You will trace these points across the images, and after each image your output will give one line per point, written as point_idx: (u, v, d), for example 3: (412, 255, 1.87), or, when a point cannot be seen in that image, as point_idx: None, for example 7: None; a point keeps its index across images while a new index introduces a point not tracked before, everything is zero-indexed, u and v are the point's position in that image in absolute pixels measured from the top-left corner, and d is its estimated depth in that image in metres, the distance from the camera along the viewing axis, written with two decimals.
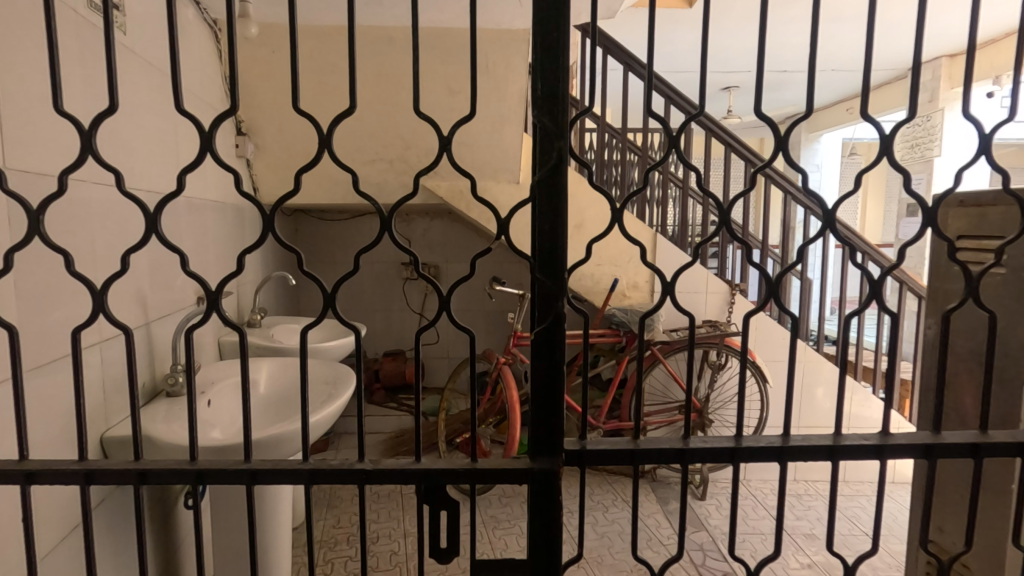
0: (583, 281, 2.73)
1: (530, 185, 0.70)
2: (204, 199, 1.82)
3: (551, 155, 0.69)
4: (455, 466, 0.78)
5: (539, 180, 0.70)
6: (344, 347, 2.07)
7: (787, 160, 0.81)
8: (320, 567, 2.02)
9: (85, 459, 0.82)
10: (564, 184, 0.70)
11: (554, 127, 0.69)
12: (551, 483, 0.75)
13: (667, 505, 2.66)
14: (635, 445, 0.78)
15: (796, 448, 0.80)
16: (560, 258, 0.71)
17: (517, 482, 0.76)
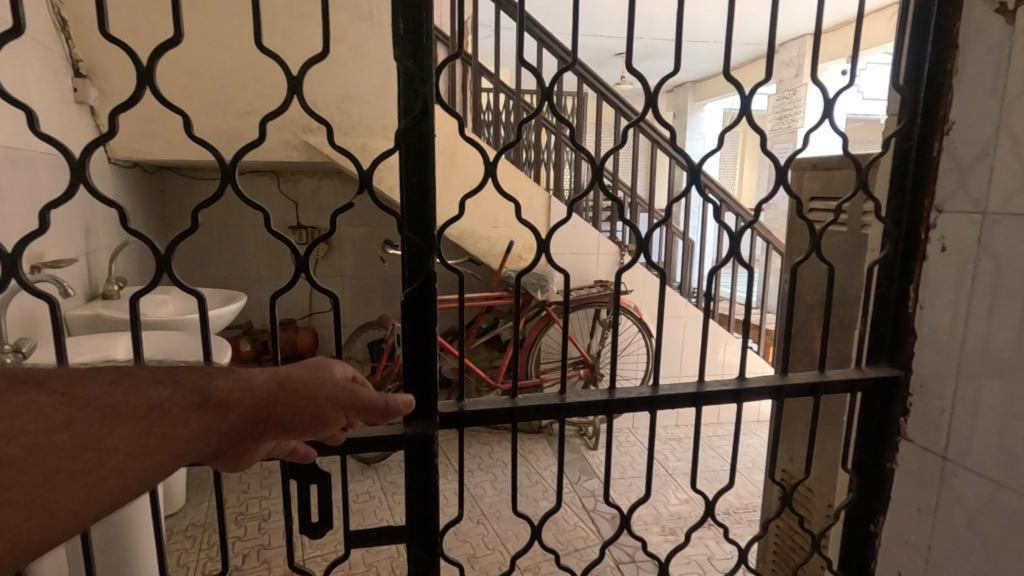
0: (480, 245, 2.70)
1: (394, 135, 0.66)
2: (33, 151, 1.56)
3: (415, 104, 0.66)
4: (323, 440, 0.74)
5: (403, 132, 0.67)
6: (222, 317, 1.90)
7: (655, 115, 0.83)
8: (203, 550, 1.88)
9: None
10: (431, 133, 0.67)
11: (417, 72, 0.65)
12: (427, 449, 0.76)
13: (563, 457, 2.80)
14: (512, 405, 0.79)
15: (663, 400, 0.85)
16: (429, 220, 0.69)
17: (393, 449, 0.75)
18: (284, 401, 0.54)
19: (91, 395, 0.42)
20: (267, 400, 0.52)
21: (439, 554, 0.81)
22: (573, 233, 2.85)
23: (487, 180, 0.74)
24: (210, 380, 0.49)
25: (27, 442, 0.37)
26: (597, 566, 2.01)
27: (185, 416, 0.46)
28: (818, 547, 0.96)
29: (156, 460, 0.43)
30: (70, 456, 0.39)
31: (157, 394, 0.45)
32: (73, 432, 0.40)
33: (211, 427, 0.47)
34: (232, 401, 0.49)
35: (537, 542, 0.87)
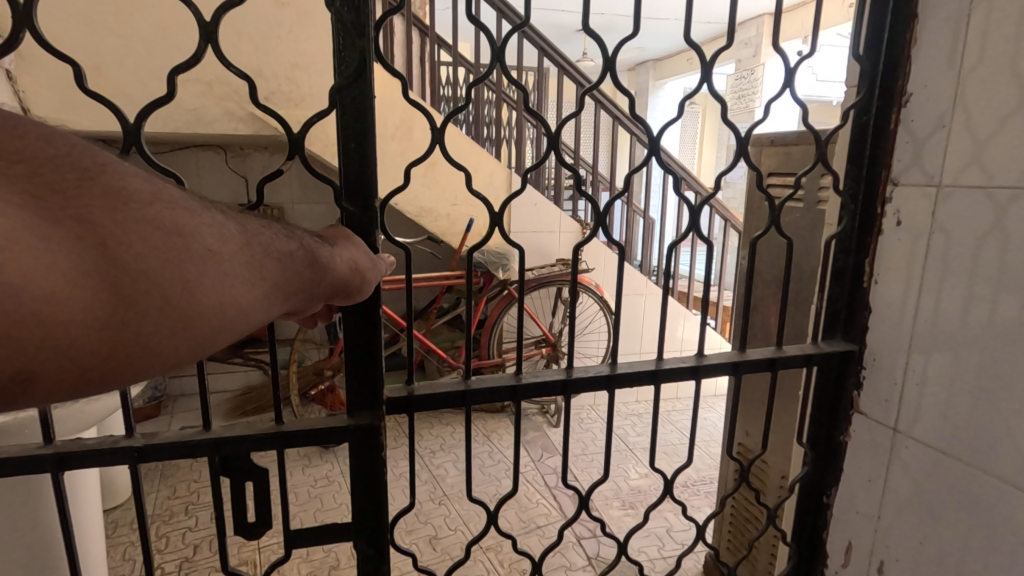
0: (440, 223, 2.64)
1: (330, 93, 0.61)
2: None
3: (354, 60, 0.61)
4: (263, 433, 0.69)
5: (339, 98, 0.62)
6: None
7: (613, 81, 0.79)
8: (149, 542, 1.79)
9: None
10: (371, 93, 0.62)
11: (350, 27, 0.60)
12: (372, 438, 0.72)
13: (526, 435, 2.80)
14: (464, 386, 0.75)
15: (620, 376, 0.82)
16: (370, 194, 0.64)
17: (338, 440, 0.71)
18: (357, 275, 0.60)
19: (253, 231, 0.48)
20: (349, 273, 0.59)
21: (388, 545, 0.78)
22: (536, 211, 2.82)
23: (436, 147, 0.70)
24: (314, 244, 0.55)
25: (227, 250, 0.44)
26: (561, 542, 2.02)
27: (311, 265, 0.52)
28: (773, 520, 0.96)
29: (291, 295, 0.50)
30: (253, 271, 0.45)
31: (288, 243, 0.51)
32: (251, 253, 0.46)
33: (317, 283, 0.54)
34: (330, 266, 0.56)
35: (492, 527, 0.84)
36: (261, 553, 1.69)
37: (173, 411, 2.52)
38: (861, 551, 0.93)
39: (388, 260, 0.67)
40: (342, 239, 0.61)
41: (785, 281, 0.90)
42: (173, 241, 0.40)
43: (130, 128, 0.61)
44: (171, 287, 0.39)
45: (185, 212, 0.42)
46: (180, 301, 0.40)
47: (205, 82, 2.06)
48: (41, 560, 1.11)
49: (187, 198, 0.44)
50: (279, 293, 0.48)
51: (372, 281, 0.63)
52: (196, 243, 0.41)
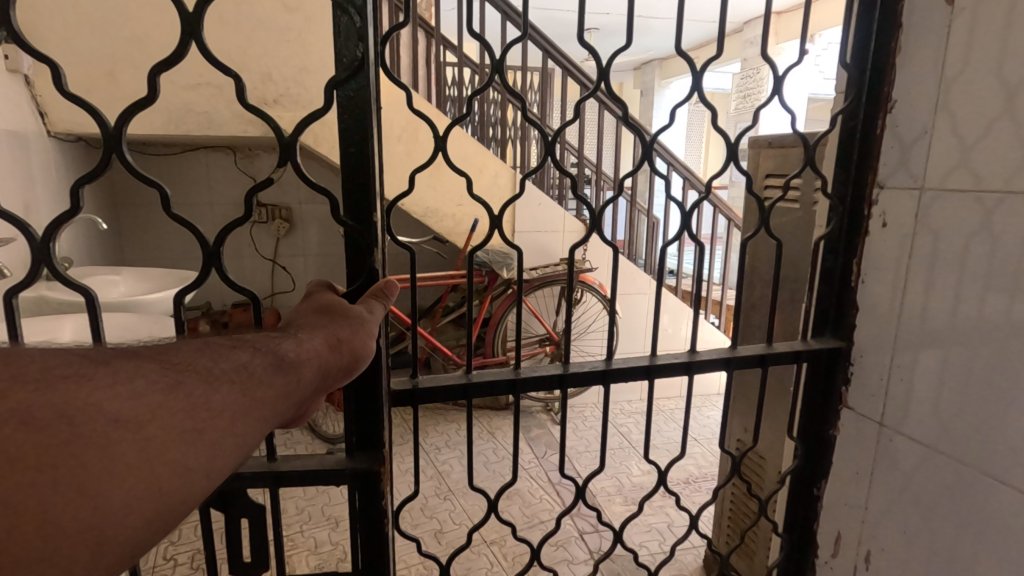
0: (445, 223, 2.68)
1: (328, 93, 0.64)
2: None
3: (352, 63, 0.64)
4: (261, 469, 0.74)
5: (339, 98, 0.66)
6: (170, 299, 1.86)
7: (605, 89, 0.82)
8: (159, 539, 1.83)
9: None
10: (370, 94, 0.66)
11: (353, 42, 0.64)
12: (370, 478, 0.76)
13: (530, 432, 2.85)
14: (466, 380, 0.79)
15: (615, 371, 0.86)
16: (369, 198, 0.68)
17: (338, 479, 0.75)
18: (337, 348, 0.58)
19: (184, 364, 0.43)
20: (326, 352, 0.56)
21: (393, 533, 0.82)
22: (540, 212, 2.85)
23: (438, 154, 0.74)
24: (275, 343, 0.52)
25: (155, 399, 0.39)
26: (561, 536, 2.07)
27: (276, 372, 0.49)
28: (764, 512, 1.00)
29: (270, 408, 0.46)
30: (207, 405, 0.41)
31: (240, 357, 0.47)
32: (191, 391, 0.41)
33: (298, 380, 0.50)
34: (303, 357, 0.53)
35: (493, 514, 0.87)
36: None
37: None
38: (850, 542, 0.96)
39: (364, 313, 0.65)
40: (305, 328, 0.58)
41: (776, 283, 0.93)
42: (57, 427, 0.34)
43: (110, 132, 0.61)
44: (70, 498, 0.33)
45: (75, 382, 0.36)
46: (86, 511, 0.33)
47: (215, 87, 2.11)
48: None
49: (77, 357, 0.38)
50: (246, 417, 0.44)
51: (357, 351, 0.60)
52: (93, 420, 0.35)
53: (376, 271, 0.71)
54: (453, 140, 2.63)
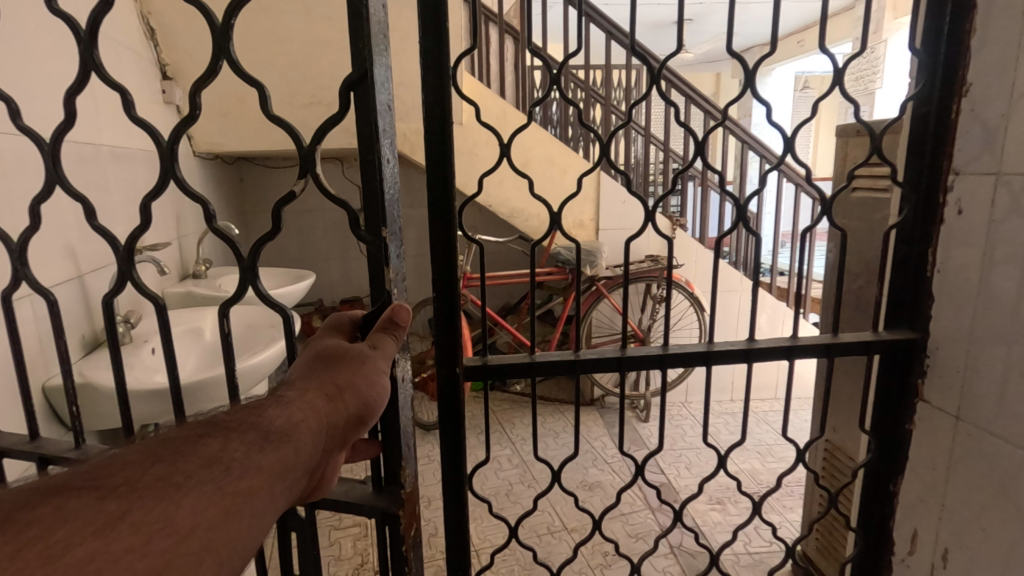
0: (530, 223, 2.79)
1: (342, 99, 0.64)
2: (121, 146, 1.83)
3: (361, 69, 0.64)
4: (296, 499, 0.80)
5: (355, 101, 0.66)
6: (292, 293, 2.25)
7: (657, 91, 0.91)
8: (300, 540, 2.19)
9: (34, 442, 0.91)
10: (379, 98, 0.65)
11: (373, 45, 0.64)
12: (392, 517, 0.78)
13: (614, 429, 2.87)
14: (528, 361, 0.88)
15: (672, 356, 0.90)
16: (379, 206, 0.68)
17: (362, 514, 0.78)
18: (335, 398, 0.61)
19: (141, 485, 0.43)
20: (322, 407, 0.59)
21: (465, 493, 0.93)
22: (625, 209, 2.88)
23: (503, 159, 0.82)
24: (254, 421, 0.53)
25: (88, 549, 0.38)
26: (642, 529, 2.10)
27: (255, 456, 0.50)
28: (833, 505, 1.00)
29: (262, 493, 0.49)
30: (177, 519, 0.42)
31: (211, 453, 0.48)
32: (144, 514, 0.41)
33: (285, 451, 0.52)
34: (288, 425, 0.54)
35: (554, 486, 0.95)
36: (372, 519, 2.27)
37: None
38: (927, 540, 0.93)
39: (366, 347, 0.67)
40: (293, 395, 0.59)
41: (843, 273, 0.91)
42: None
43: (165, 149, 0.69)
44: None
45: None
46: None
47: (324, 106, 2.38)
48: None
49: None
50: (229, 514, 0.45)
51: (355, 401, 0.62)
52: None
53: (394, 286, 0.71)
54: (520, 140, 2.69)
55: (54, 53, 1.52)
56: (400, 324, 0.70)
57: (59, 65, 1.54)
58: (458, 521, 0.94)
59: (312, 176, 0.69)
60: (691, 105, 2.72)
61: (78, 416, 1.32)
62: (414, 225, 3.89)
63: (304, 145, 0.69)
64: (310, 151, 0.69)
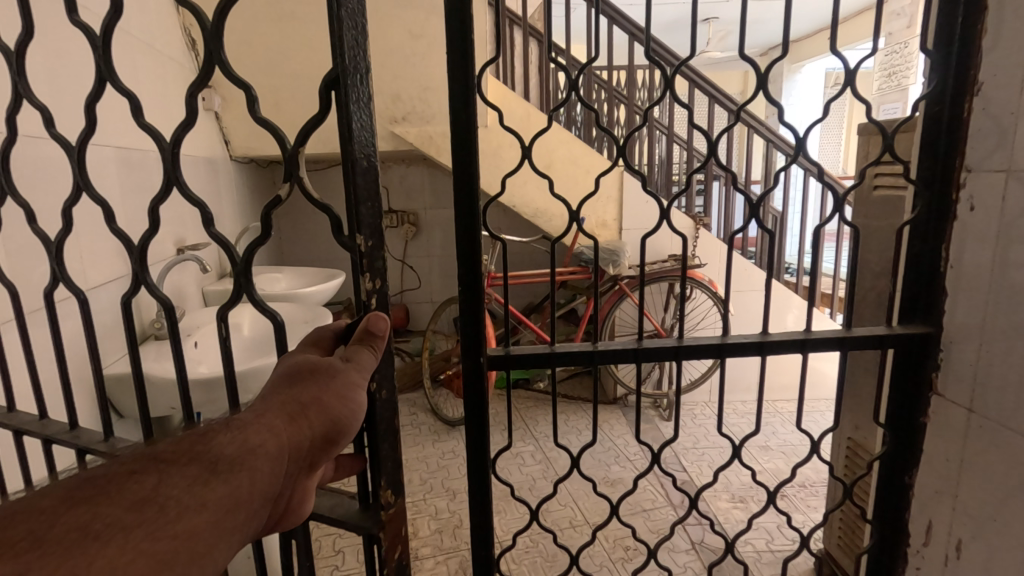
0: (554, 222, 2.84)
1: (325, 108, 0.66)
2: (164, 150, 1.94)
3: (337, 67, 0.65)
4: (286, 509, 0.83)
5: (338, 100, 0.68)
6: (324, 292, 2.37)
7: (674, 94, 0.96)
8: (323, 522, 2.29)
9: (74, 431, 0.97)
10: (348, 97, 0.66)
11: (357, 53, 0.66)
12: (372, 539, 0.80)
13: (636, 427, 2.89)
14: (549, 351, 0.93)
15: (686, 348, 0.94)
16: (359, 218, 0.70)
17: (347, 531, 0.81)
18: (299, 420, 0.60)
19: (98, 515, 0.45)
20: (289, 426, 0.60)
21: (489, 478, 0.98)
22: (648, 209, 2.91)
23: (525, 161, 0.86)
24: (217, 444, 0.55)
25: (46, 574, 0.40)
26: (665, 525, 2.12)
27: (215, 481, 0.52)
28: (849, 497, 1.02)
29: (222, 517, 0.50)
30: (133, 547, 0.44)
31: (168, 481, 0.50)
32: (99, 543, 0.43)
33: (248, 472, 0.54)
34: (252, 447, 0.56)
35: (573, 472, 0.99)
36: None
37: None
38: (941, 532, 0.95)
39: (337, 361, 0.67)
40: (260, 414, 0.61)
41: (854, 270, 0.95)
42: None
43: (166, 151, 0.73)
44: None
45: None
46: None
47: None
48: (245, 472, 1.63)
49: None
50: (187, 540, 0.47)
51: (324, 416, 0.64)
52: None
53: (375, 292, 0.73)
54: (539, 144, 2.73)
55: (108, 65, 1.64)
56: (377, 334, 0.70)
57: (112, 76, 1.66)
58: (482, 506, 0.98)
59: (296, 183, 0.72)
60: (714, 104, 2.73)
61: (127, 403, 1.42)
62: (440, 225, 3.98)
63: (290, 151, 0.71)
64: (296, 156, 0.71)
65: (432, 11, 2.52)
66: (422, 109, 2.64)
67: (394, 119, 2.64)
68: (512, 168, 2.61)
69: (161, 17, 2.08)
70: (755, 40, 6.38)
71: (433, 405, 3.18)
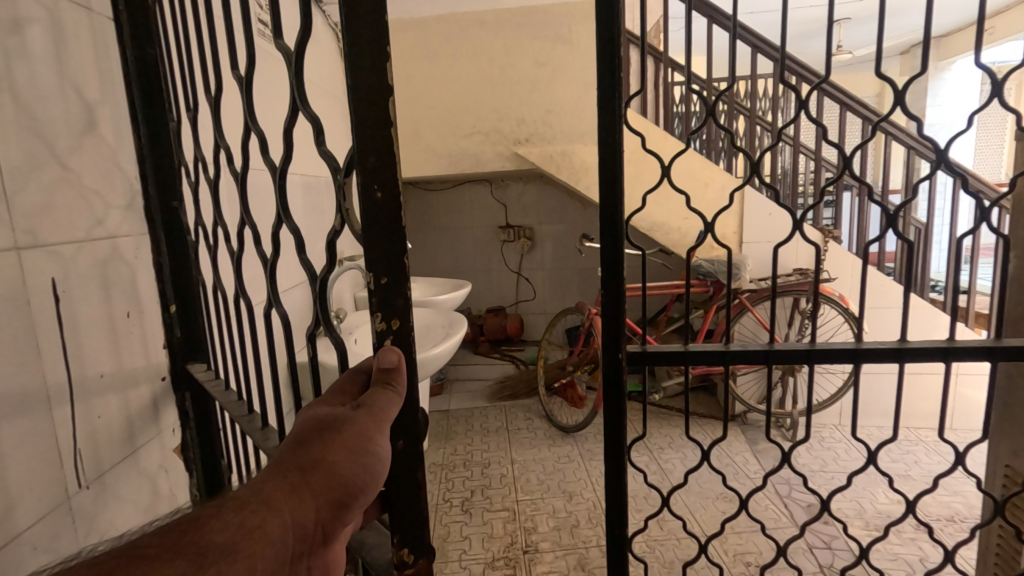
0: (671, 234, 2.90)
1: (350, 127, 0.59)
2: (330, 176, 2.27)
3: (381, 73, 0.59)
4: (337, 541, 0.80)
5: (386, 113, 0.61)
6: (455, 299, 2.61)
7: (806, 112, 1.02)
8: (441, 504, 2.53)
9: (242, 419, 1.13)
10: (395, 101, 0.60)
11: (379, 77, 0.59)
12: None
13: (756, 445, 2.82)
14: (683, 349, 1.02)
15: (816, 352, 0.99)
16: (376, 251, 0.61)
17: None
18: (301, 490, 0.55)
19: None
20: (295, 491, 0.55)
21: (625, 465, 1.08)
22: (770, 222, 2.86)
23: (664, 178, 0.97)
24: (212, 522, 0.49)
25: None
26: (791, 544, 2.07)
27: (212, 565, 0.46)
28: (1001, 514, 0.99)
29: None
30: None
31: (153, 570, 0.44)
32: None
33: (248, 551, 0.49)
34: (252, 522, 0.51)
35: (702, 464, 1.06)
36: (518, 504, 2.50)
37: (453, 391, 3.80)
38: None
39: (348, 410, 0.61)
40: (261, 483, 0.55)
41: (1006, 281, 0.94)
42: None
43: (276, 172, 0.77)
44: None
45: None
46: None
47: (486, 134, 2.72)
48: None
49: None
50: None
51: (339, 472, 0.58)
52: None
53: (384, 332, 0.64)
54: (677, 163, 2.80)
55: (297, 106, 2.00)
56: (392, 374, 0.63)
57: (301, 114, 2.03)
58: (618, 491, 1.08)
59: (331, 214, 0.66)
60: (845, 111, 2.64)
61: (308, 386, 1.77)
62: (555, 239, 4.15)
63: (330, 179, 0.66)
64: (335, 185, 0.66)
65: (557, 38, 2.70)
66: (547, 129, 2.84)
67: (519, 141, 2.84)
68: (631, 183, 2.71)
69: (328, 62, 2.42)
70: (894, 38, 5.90)
71: (548, 412, 3.32)
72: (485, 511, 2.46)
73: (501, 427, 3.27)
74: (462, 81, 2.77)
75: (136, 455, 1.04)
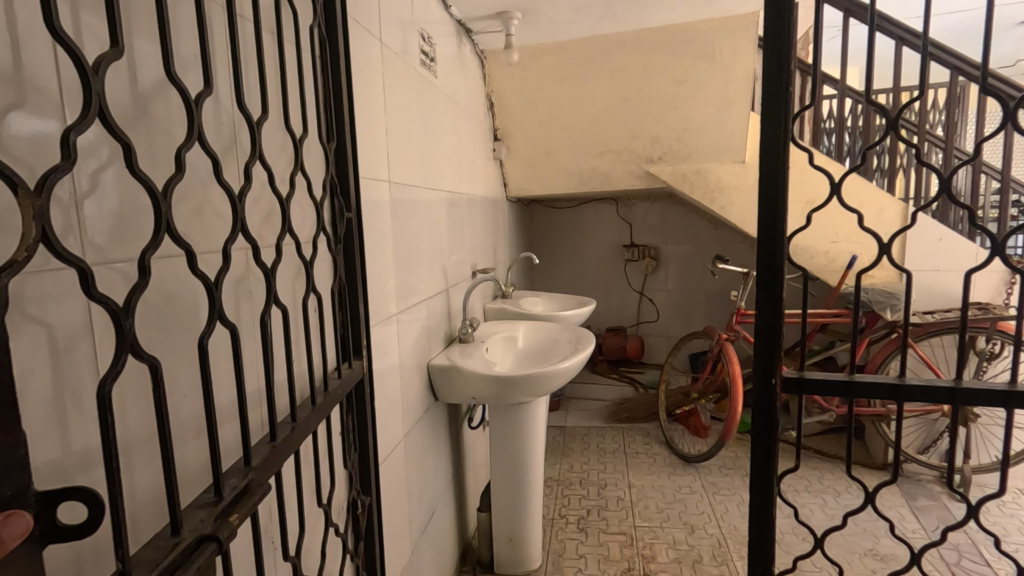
0: (818, 259, 2.70)
1: None
2: (469, 193, 2.43)
3: None
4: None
5: None
6: (581, 315, 2.63)
7: (1014, 128, 0.94)
8: (556, 519, 2.54)
9: (367, 415, 1.18)
10: None
11: None
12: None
13: (915, 501, 2.48)
14: (850, 379, 0.96)
15: (1013, 393, 0.89)
16: None
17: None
18: None
19: None
20: None
21: (774, 496, 1.03)
22: (939, 248, 2.55)
23: (835, 196, 0.92)
24: None
25: None
26: None
27: None
28: None
29: None
30: None
31: None
32: None
33: None
34: None
35: (868, 506, 0.98)
36: (636, 530, 2.43)
37: (569, 408, 3.82)
38: None
39: None
40: None
41: None
42: None
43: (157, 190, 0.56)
44: None
45: None
46: None
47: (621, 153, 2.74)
48: (515, 456, 2.04)
49: None
50: None
51: None
52: None
53: None
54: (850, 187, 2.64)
55: (448, 128, 2.17)
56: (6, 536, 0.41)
57: (452, 138, 2.20)
58: (763, 521, 1.04)
59: None
60: None
61: (447, 388, 1.92)
62: (681, 260, 4.02)
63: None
64: None
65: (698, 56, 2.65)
66: (685, 146, 2.84)
67: (651, 160, 2.92)
68: None
69: (474, 87, 2.59)
70: None
71: (668, 439, 3.19)
72: (600, 531, 2.43)
73: (619, 450, 3.20)
74: (599, 99, 2.78)
75: (318, 460, 1.10)
